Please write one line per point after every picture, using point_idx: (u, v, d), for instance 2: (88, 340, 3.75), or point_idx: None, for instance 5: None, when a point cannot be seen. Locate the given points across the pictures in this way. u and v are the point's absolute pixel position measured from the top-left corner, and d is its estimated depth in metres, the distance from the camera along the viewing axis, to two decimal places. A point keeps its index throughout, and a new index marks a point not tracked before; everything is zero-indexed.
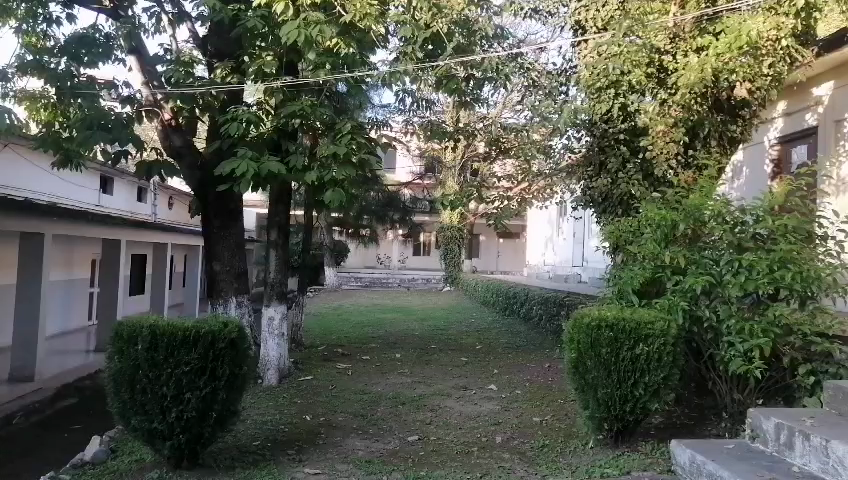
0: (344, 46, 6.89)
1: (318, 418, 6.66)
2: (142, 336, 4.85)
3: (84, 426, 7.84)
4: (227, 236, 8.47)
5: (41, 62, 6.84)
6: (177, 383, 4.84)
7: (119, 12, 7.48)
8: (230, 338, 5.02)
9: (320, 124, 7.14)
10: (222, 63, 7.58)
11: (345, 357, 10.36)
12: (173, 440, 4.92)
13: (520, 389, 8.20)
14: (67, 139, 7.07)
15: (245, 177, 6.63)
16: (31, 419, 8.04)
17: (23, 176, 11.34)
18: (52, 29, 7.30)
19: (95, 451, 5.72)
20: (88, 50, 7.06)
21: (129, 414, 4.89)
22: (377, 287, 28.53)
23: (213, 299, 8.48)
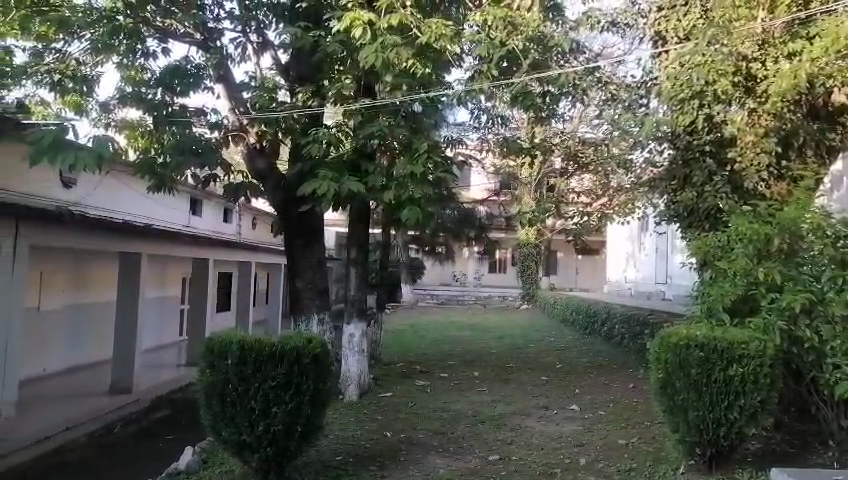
0: (420, 66, 6.98)
1: (398, 435, 6.71)
2: (232, 351, 5.04)
3: (177, 437, 8.20)
4: (309, 254, 8.77)
5: (138, 92, 7.29)
6: (265, 397, 5.00)
7: (209, 43, 7.87)
8: (314, 353, 5.19)
9: (397, 144, 7.32)
10: (304, 87, 7.83)
11: (424, 374, 10.40)
12: (261, 453, 5.08)
13: (604, 409, 7.96)
14: (161, 165, 7.31)
15: (326, 197, 6.84)
16: (130, 429, 8.50)
17: (122, 202, 12.12)
18: (148, 63, 7.57)
19: (188, 461, 6.01)
20: (180, 80, 7.51)
21: (219, 427, 5.08)
22: (453, 304, 28.53)
23: (296, 315, 8.77)
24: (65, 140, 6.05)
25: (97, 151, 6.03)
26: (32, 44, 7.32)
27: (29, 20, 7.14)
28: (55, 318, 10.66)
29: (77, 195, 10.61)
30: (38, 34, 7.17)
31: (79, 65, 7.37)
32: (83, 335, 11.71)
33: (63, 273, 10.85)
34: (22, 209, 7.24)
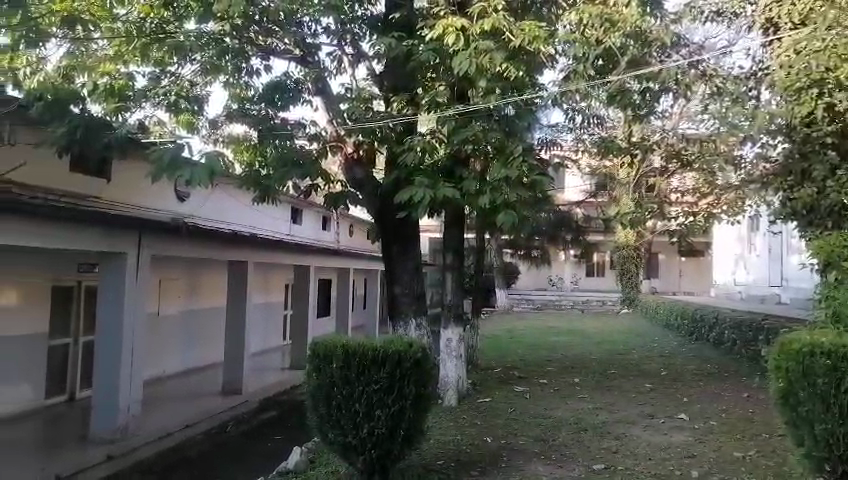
0: (514, 69, 6.92)
1: (499, 441, 6.67)
2: (336, 355, 5.20)
3: (284, 437, 8.56)
4: (406, 260, 8.90)
5: (245, 109, 7.79)
6: (369, 400, 5.13)
7: (308, 59, 8.22)
8: (415, 357, 5.25)
9: (491, 149, 7.29)
10: (398, 96, 7.96)
11: (522, 380, 10.29)
12: (366, 455, 5.21)
13: (716, 419, 7.55)
14: (265, 178, 7.66)
15: (422, 203, 6.89)
16: (241, 428, 8.96)
17: (229, 214, 12.81)
18: (253, 80, 7.94)
19: (296, 460, 6.27)
20: (280, 95, 7.92)
21: (326, 428, 5.26)
22: (550, 309, 28.03)
23: (394, 320, 8.97)
24: (180, 157, 6.48)
25: (209, 167, 6.34)
26: (150, 69, 7.71)
27: (148, 47, 7.54)
28: (173, 322, 11.44)
29: (189, 208, 11.34)
30: (156, 60, 7.62)
31: (191, 86, 7.68)
32: (198, 339, 12.48)
33: (178, 282, 11.60)
34: (145, 223, 7.85)
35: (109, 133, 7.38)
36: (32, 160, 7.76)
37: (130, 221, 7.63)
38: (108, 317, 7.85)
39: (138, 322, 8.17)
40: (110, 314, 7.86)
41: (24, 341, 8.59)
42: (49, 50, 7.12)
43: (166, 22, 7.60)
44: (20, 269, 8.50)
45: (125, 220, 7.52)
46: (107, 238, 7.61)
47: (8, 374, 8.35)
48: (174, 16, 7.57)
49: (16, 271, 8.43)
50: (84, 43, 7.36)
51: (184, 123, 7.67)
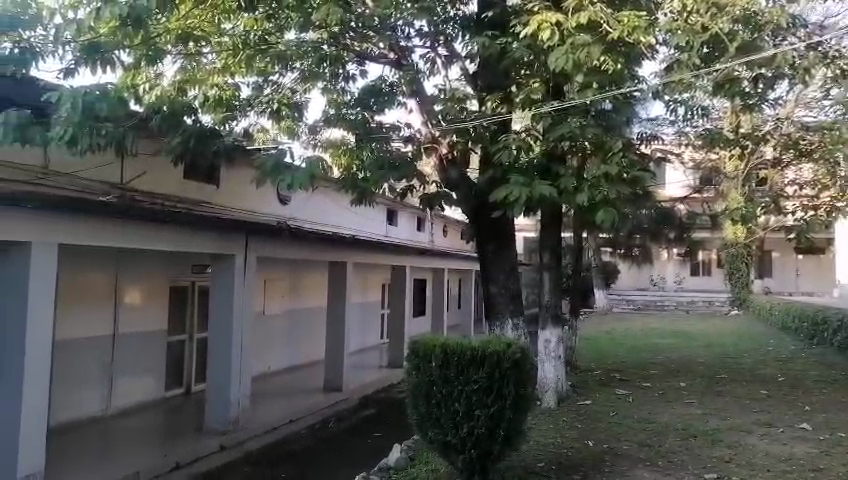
0: (612, 63, 6.62)
1: (601, 445, 6.49)
2: (435, 354, 5.24)
3: (384, 434, 8.72)
4: (502, 259, 8.84)
5: (342, 114, 7.97)
6: (468, 400, 5.12)
7: (402, 61, 8.44)
8: (515, 358, 5.20)
9: (590, 144, 7.09)
10: (492, 95, 7.82)
11: (624, 383, 9.95)
12: (466, 454, 5.21)
13: (844, 431, 6.96)
14: (362, 180, 7.89)
15: (518, 202, 6.80)
16: (342, 425, 9.23)
17: (329, 217, 13.27)
18: (349, 85, 8.23)
19: (397, 457, 6.38)
20: (376, 99, 8.15)
21: (426, 427, 5.31)
22: (652, 310, 26.96)
23: (490, 319, 8.93)
24: (283, 162, 6.70)
25: (309, 170, 6.57)
26: (253, 79, 8.11)
27: (252, 59, 7.72)
28: (277, 320, 11.97)
29: (292, 210, 11.83)
30: (259, 70, 7.91)
31: (292, 94, 8.10)
32: (301, 337, 12.98)
33: (282, 282, 12.12)
34: (251, 226, 8.27)
35: (217, 141, 7.51)
36: (152, 169, 8.37)
37: (238, 226, 8.05)
38: (220, 316, 8.31)
39: (247, 320, 8.60)
40: (221, 313, 8.32)
41: (147, 336, 9.28)
42: (166, 66, 7.73)
43: (268, 34, 7.82)
44: (143, 270, 9.18)
45: (231, 224, 7.89)
46: (217, 240, 8.06)
47: (133, 367, 9.04)
48: (276, 27, 7.80)
49: (139, 272, 9.11)
50: (195, 57, 7.84)
51: (284, 129, 8.25)
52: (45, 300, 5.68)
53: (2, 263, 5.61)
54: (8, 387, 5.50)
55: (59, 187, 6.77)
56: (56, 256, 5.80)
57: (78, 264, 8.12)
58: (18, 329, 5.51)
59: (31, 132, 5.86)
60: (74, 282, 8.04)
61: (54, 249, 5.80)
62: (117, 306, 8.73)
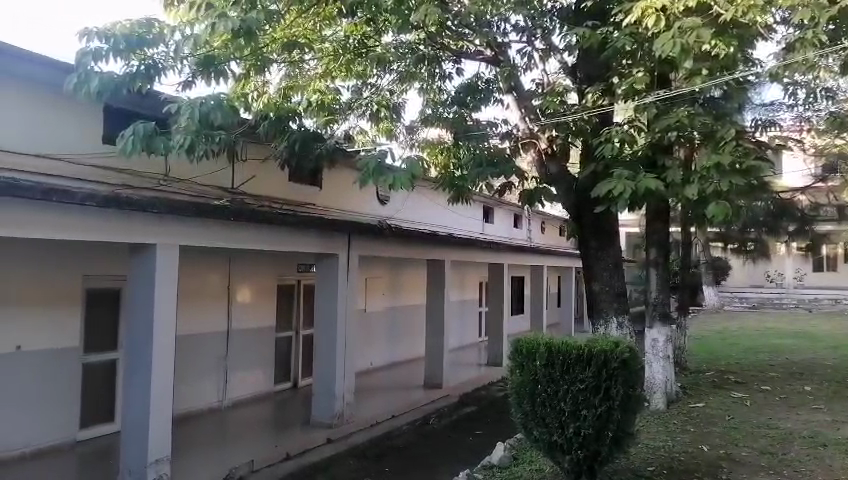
0: (724, 46, 6.21)
1: (718, 450, 6.16)
2: (540, 353, 5.16)
3: (485, 432, 8.71)
4: (606, 256, 8.57)
5: (439, 114, 8.38)
6: (574, 399, 5.01)
7: (499, 57, 8.27)
8: (623, 358, 5.03)
9: (699, 134, 6.72)
10: (592, 87, 7.45)
11: (741, 385, 9.39)
12: (572, 455, 5.10)
13: None
14: (459, 178, 8.11)
15: (622, 197, 6.42)
16: (443, 421, 9.31)
17: (427, 216, 13.41)
18: (446, 83, 8.47)
19: (501, 455, 6.35)
20: (472, 96, 8.37)
21: (531, 425, 5.25)
22: (769, 308, 25.28)
23: (594, 318, 8.70)
24: (384, 163, 6.79)
25: (409, 171, 6.71)
26: (354, 82, 8.43)
27: (352, 62, 8.06)
28: (378, 318, 12.25)
29: (390, 210, 12.02)
30: (357, 73, 8.26)
31: (390, 96, 8.53)
32: (402, 334, 13.20)
33: (382, 280, 12.38)
34: (354, 226, 8.50)
35: (319, 145, 7.78)
36: (260, 173, 8.77)
37: (341, 226, 8.30)
38: (325, 314, 8.60)
39: (350, 317, 8.85)
40: (326, 310, 8.60)
41: (258, 333, 9.77)
42: (272, 74, 7.97)
43: (368, 37, 7.95)
44: (254, 270, 9.67)
45: (334, 225, 8.15)
46: (321, 241, 8.34)
47: (246, 361, 9.55)
48: (374, 31, 7.93)
49: (250, 272, 9.62)
50: (298, 65, 8.04)
51: (383, 131, 8.90)
52: (169, 299, 6.09)
53: (131, 264, 6.07)
54: (138, 378, 5.96)
55: (175, 192, 7.28)
56: (177, 257, 6.20)
57: (196, 265, 8.66)
58: (146, 325, 5.95)
59: (156, 142, 6.32)
60: (192, 282, 8.59)
61: (176, 250, 6.20)
62: (230, 304, 9.25)
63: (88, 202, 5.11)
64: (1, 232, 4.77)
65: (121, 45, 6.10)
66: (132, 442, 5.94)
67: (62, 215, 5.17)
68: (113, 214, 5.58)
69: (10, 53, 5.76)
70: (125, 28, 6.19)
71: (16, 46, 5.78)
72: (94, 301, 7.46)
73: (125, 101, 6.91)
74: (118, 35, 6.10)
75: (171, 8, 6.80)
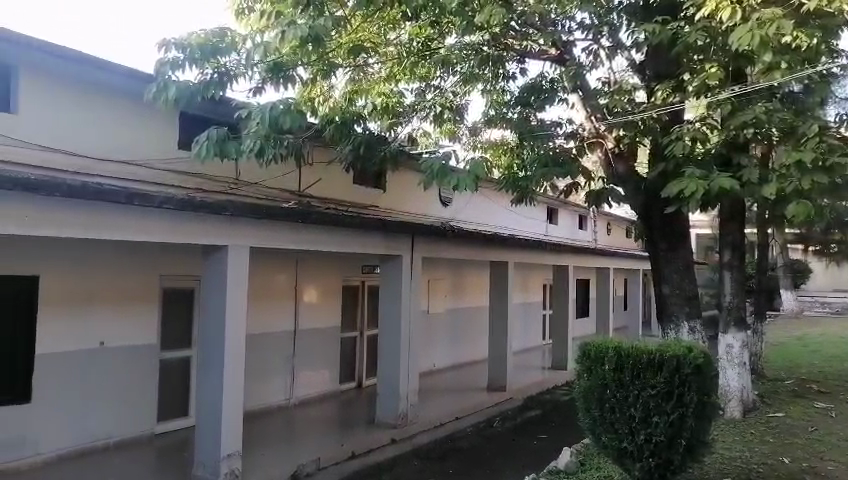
0: (806, 37, 5.90)
1: (800, 463, 5.86)
2: (608, 357, 5.03)
3: (550, 436, 8.58)
4: (676, 258, 8.30)
5: (503, 113, 8.38)
6: (645, 406, 4.87)
7: (564, 56, 8.14)
8: (697, 363, 4.85)
9: (777, 131, 6.46)
10: (662, 83, 7.23)
11: (824, 395, 8.91)
12: (643, 463, 4.96)
13: None
14: (523, 178, 7.94)
15: (694, 197, 6.13)
16: (507, 424, 9.24)
17: (490, 217, 13.36)
18: (509, 84, 8.43)
19: (567, 461, 6.23)
20: (536, 96, 8.21)
21: (599, 431, 5.14)
22: None
23: (664, 322, 8.44)
24: (448, 165, 6.78)
25: (473, 173, 6.60)
26: (417, 84, 8.46)
27: (417, 65, 8.09)
28: (441, 320, 12.28)
29: (452, 212, 12.01)
30: (420, 75, 8.31)
31: (454, 97, 8.54)
32: (465, 335, 13.19)
33: (445, 282, 12.42)
34: (417, 228, 8.56)
35: (385, 147, 7.91)
36: (326, 176, 8.95)
37: (405, 228, 8.37)
38: (389, 315, 8.68)
39: (414, 318, 8.90)
40: (390, 311, 8.68)
41: (324, 332, 9.97)
42: (337, 78, 8.03)
43: (431, 40, 7.91)
44: (320, 271, 9.87)
45: (398, 228, 8.22)
46: (385, 243, 8.42)
47: (313, 360, 9.76)
48: (438, 33, 7.90)
49: (317, 273, 9.82)
50: (361, 69, 8.05)
51: (446, 133, 8.99)
52: (240, 299, 6.29)
53: (204, 266, 6.30)
54: (212, 375, 6.18)
55: (244, 196, 7.54)
56: (248, 258, 6.39)
57: (265, 267, 8.92)
58: (219, 324, 6.16)
59: (229, 147, 6.54)
60: (261, 282, 8.85)
61: (246, 251, 6.40)
62: (297, 304, 9.48)
63: (166, 206, 5.33)
64: (93, 235, 5.06)
65: (196, 54, 6.35)
66: (206, 436, 6.16)
67: (142, 218, 5.42)
68: (188, 216, 5.81)
69: (89, 62, 6.05)
70: (201, 37, 6.44)
71: (95, 56, 6.05)
72: (170, 299, 7.79)
73: (198, 107, 7.18)
74: (193, 45, 6.33)
75: (242, 17, 7.10)
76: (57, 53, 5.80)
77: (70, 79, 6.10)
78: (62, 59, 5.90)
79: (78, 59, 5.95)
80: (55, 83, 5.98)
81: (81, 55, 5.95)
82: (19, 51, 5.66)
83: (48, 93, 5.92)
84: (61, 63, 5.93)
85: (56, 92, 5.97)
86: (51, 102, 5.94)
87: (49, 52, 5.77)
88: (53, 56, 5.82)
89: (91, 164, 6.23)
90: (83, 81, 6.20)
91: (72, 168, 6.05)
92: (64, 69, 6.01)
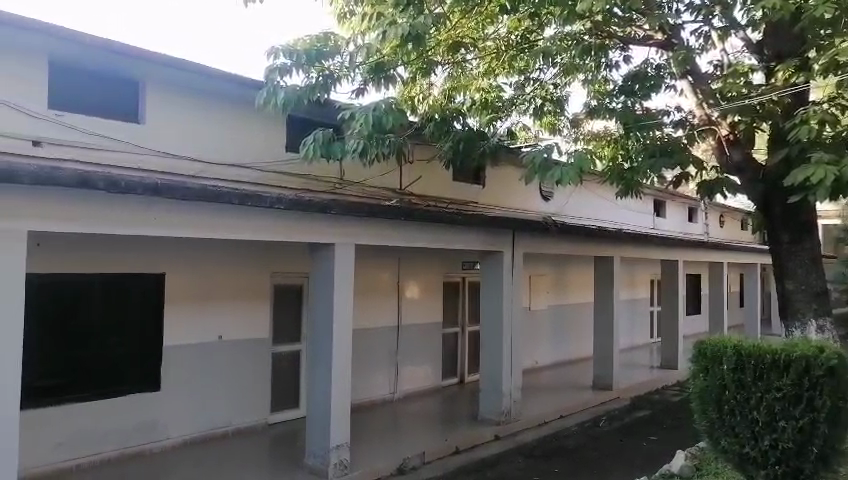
0: None
1: None
2: (727, 357, 4.75)
3: (661, 438, 8.22)
4: (801, 251, 7.70)
5: (606, 105, 7.97)
6: (770, 409, 4.56)
7: (672, 41, 7.74)
8: (830, 365, 4.45)
9: None
10: (783, 63, 6.77)
11: None
12: (768, 470, 4.66)
13: None
14: (628, 170, 7.69)
15: (823, 184, 5.61)
16: (614, 424, 8.96)
17: (594, 210, 13.03)
18: (612, 73, 8.26)
19: (681, 465, 5.95)
20: (641, 84, 7.81)
21: (717, 435, 4.89)
22: None
23: (787, 320, 7.86)
24: (549, 159, 6.62)
25: (578, 165, 6.46)
26: (516, 78, 8.34)
27: (515, 57, 7.97)
28: (543, 317, 12.08)
29: (555, 206, 11.83)
30: (519, 69, 8.19)
31: (555, 88, 8.35)
32: (568, 333, 12.91)
33: (547, 278, 12.21)
34: (519, 224, 8.47)
35: (484, 143, 7.85)
36: (427, 174, 9.04)
37: (506, 224, 8.30)
38: (490, 312, 8.64)
39: (517, 314, 8.80)
40: (492, 308, 8.63)
41: (426, 328, 10.08)
42: (437, 76, 8.05)
43: (530, 32, 7.84)
44: (421, 268, 9.98)
45: (499, 223, 8.16)
46: (486, 239, 8.39)
47: (415, 356, 9.90)
48: (537, 25, 7.81)
49: (418, 270, 9.93)
50: (460, 65, 8.00)
51: (546, 125, 8.89)
52: (346, 296, 6.47)
53: (312, 264, 6.54)
54: (321, 368, 6.41)
55: (349, 195, 7.78)
56: (352, 256, 6.56)
57: (369, 264, 9.13)
58: (327, 320, 6.38)
59: (334, 148, 6.79)
60: (365, 280, 9.08)
61: (351, 250, 6.57)
62: (400, 300, 9.64)
63: (276, 206, 5.58)
64: (211, 235, 5.38)
65: (302, 60, 6.61)
66: (316, 427, 6.41)
67: (254, 219, 5.70)
68: (296, 216, 6.05)
69: (192, 70, 6.27)
70: (307, 43, 6.71)
71: (196, 63, 6.26)
72: (279, 296, 8.14)
73: (303, 110, 7.45)
74: (300, 51, 6.59)
75: (344, 21, 7.30)
76: (164, 63, 6.06)
77: (176, 85, 6.42)
78: (175, 69, 6.22)
79: (183, 67, 6.19)
80: (164, 90, 6.33)
81: (183, 63, 6.17)
82: (138, 64, 6.03)
83: (158, 101, 6.27)
84: (166, 71, 6.22)
85: (156, 97, 6.26)
86: (165, 110, 6.32)
87: (156, 63, 6.04)
88: (164, 66, 6.14)
89: (208, 167, 6.64)
90: (187, 87, 6.50)
91: (191, 173, 6.46)
92: (170, 76, 6.31)
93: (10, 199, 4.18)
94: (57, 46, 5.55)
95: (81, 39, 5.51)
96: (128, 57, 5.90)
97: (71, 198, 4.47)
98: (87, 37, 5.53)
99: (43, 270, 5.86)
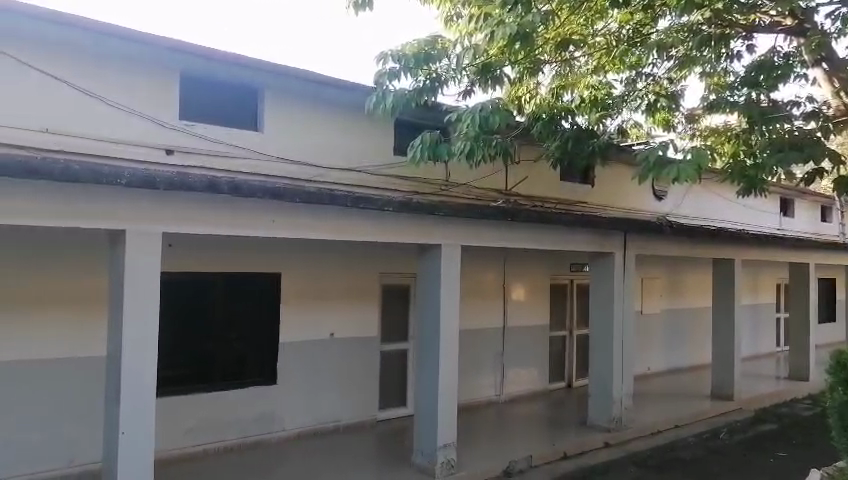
0: None
1: None
2: None
3: (791, 455, 7.63)
4: None
5: (727, 99, 7.46)
6: None
7: (804, 26, 7.21)
8: None
9: None
10: None
11: None
12: None
13: None
14: (752, 166, 7.00)
15: None
16: (736, 437, 8.41)
17: (713, 211, 12.29)
18: (733, 64, 7.69)
19: None
20: (767, 75, 7.23)
21: None
22: None
23: None
24: (664, 157, 6.32)
25: (695, 162, 6.06)
26: (627, 74, 8.02)
27: (627, 52, 7.64)
28: (656, 321, 11.56)
29: (669, 206, 11.26)
30: (631, 65, 7.84)
31: (670, 83, 8.01)
32: (683, 339, 12.27)
33: (661, 281, 11.66)
34: (631, 225, 8.17)
35: (593, 142, 7.56)
36: (533, 174, 8.92)
37: (617, 225, 8.02)
38: (600, 315, 8.37)
39: (629, 318, 8.48)
40: (601, 310, 8.35)
41: (532, 330, 9.94)
42: (543, 75, 7.86)
43: (642, 25, 7.57)
44: (527, 269, 9.85)
45: (610, 224, 7.89)
46: (596, 241, 8.15)
47: (521, 358, 9.79)
48: (650, 17, 7.51)
49: (525, 271, 9.82)
50: (568, 63, 7.82)
51: (659, 122, 8.36)
52: (453, 295, 6.51)
53: (419, 264, 6.62)
54: (428, 367, 6.48)
55: (456, 197, 7.86)
56: (458, 256, 6.59)
57: (475, 265, 9.14)
58: (434, 319, 6.44)
59: (441, 149, 6.83)
60: (471, 281, 9.09)
61: (457, 249, 6.60)
62: (505, 302, 9.57)
63: (388, 207, 5.73)
64: (325, 237, 5.58)
65: (410, 64, 6.70)
66: (424, 425, 6.48)
67: (364, 220, 5.85)
68: (406, 218, 6.17)
69: (268, 69, 6.31)
70: (414, 47, 6.79)
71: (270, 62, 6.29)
72: (387, 296, 8.33)
73: (410, 113, 7.57)
74: (408, 55, 6.69)
75: (450, 24, 7.33)
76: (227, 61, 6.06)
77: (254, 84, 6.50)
78: (239, 67, 6.21)
79: (258, 67, 6.24)
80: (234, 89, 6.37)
81: (259, 63, 6.23)
82: (201, 62, 6.05)
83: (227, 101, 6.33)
84: (242, 71, 6.29)
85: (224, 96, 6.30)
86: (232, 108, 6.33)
87: (233, 64, 6.14)
88: (228, 64, 6.14)
89: (321, 171, 6.91)
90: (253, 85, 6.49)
91: (304, 177, 6.76)
92: (247, 76, 6.36)
93: (150, 203, 4.55)
94: (122, 47, 5.63)
95: (146, 40, 5.57)
96: (191, 55, 5.92)
97: (201, 201, 4.79)
98: (152, 37, 5.58)
99: (174, 269, 6.34)
